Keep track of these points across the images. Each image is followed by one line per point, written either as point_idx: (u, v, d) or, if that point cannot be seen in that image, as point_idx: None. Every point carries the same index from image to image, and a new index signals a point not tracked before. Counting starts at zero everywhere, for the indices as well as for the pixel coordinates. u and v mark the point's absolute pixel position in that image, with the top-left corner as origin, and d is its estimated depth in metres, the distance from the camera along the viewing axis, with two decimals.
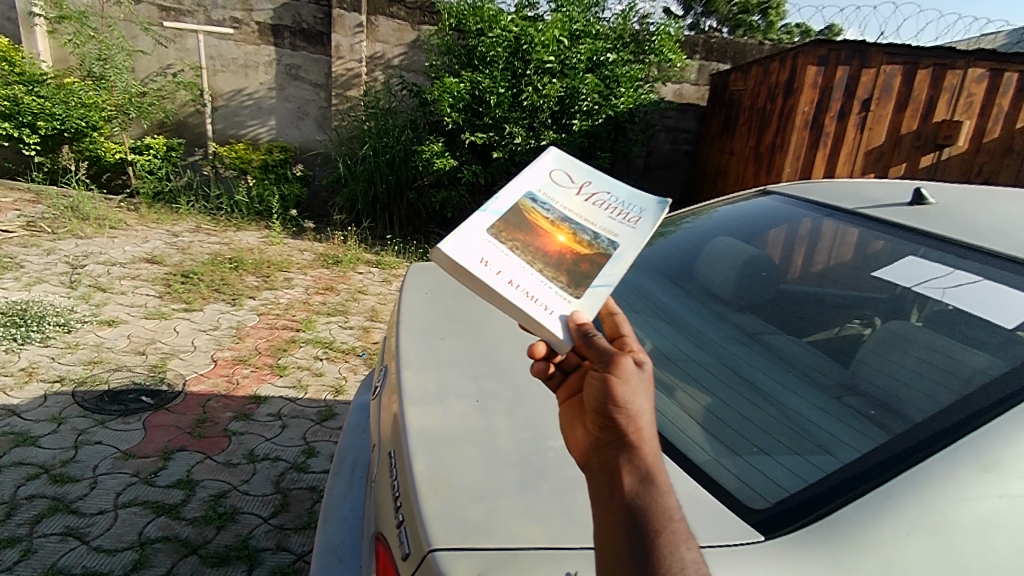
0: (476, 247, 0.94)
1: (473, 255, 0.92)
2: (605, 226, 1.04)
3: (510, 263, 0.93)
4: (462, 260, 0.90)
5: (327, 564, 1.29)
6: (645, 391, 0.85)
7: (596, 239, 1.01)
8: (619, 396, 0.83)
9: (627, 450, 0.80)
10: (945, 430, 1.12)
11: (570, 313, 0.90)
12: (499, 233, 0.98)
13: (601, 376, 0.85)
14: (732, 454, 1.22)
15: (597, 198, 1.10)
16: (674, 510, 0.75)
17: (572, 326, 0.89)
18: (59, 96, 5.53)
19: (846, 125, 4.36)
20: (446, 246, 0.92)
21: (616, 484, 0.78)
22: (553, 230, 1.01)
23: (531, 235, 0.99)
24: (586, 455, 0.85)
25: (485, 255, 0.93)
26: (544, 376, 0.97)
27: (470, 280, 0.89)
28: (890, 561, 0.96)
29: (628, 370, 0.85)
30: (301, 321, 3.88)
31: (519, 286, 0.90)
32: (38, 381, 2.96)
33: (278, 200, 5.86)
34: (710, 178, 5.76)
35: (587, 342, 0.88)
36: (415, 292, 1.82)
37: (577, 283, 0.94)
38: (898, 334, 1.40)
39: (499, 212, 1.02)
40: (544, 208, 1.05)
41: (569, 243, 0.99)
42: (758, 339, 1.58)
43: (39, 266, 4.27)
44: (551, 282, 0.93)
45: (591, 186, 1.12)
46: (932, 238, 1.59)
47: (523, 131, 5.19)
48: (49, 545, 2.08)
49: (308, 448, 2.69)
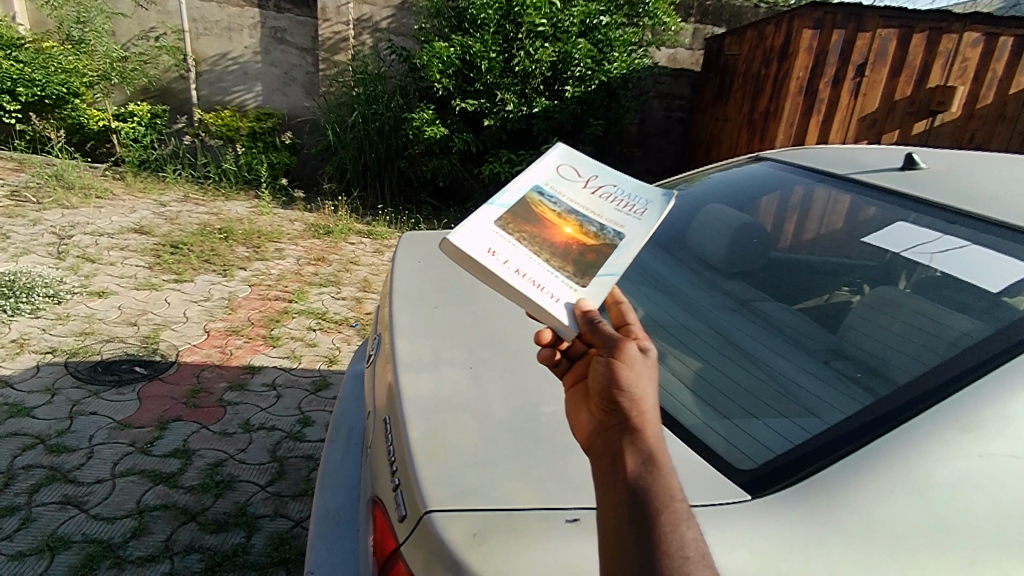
0: (484, 237, 0.95)
1: (480, 245, 0.93)
2: (612, 218, 1.04)
3: (518, 254, 0.95)
4: (471, 250, 0.92)
5: (324, 528, 1.33)
6: (650, 377, 0.86)
7: (602, 230, 1.01)
8: (623, 380, 0.84)
9: (630, 432, 0.80)
10: (928, 392, 1.14)
11: (575, 301, 0.92)
12: (507, 225, 0.99)
13: (605, 361, 0.86)
14: (721, 417, 1.25)
15: (604, 191, 1.09)
16: (676, 490, 0.76)
17: (578, 313, 0.90)
18: (39, 61, 5.41)
19: (841, 91, 4.34)
20: (455, 237, 0.94)
21: (619, 464, 0.79)
22: (560, 223, 1.02)
23: (537, 227, 1.00)
24: (590, 438, 0.85)
25: (493, 245, 0.94)
26: (550, 362, 0.98)
27: (479, 271, 0.91)
28: (871, 518, 0.99)
29: (632, 356, 0.86)
30: (293, 292, 3.87)
31: (525, 275, 0.92)
32: (30, 352, 2.95)
33: (266, 168, 5.76)
34: (704, 146, 5.70)
35: (594, 329, 0.89)
36: (408, 261, 1.82)
37: (583, 272, 0.95)
38: (886, 300, 1.42)
39: (506, 205, 1.03)
40: (551, 201, 1.05)
41: (575, 235, 1.00)
42: (748, 306, 1.60)
43: (26, 236, 4.21)
44: (558, 271, 0.94)
45: (599, 180, 1.11)
46: (922, 203, 1.60)
47: (515, 97, 5.12)
48: (48, 514, 2.10)
49: (304, 417, 2.71)
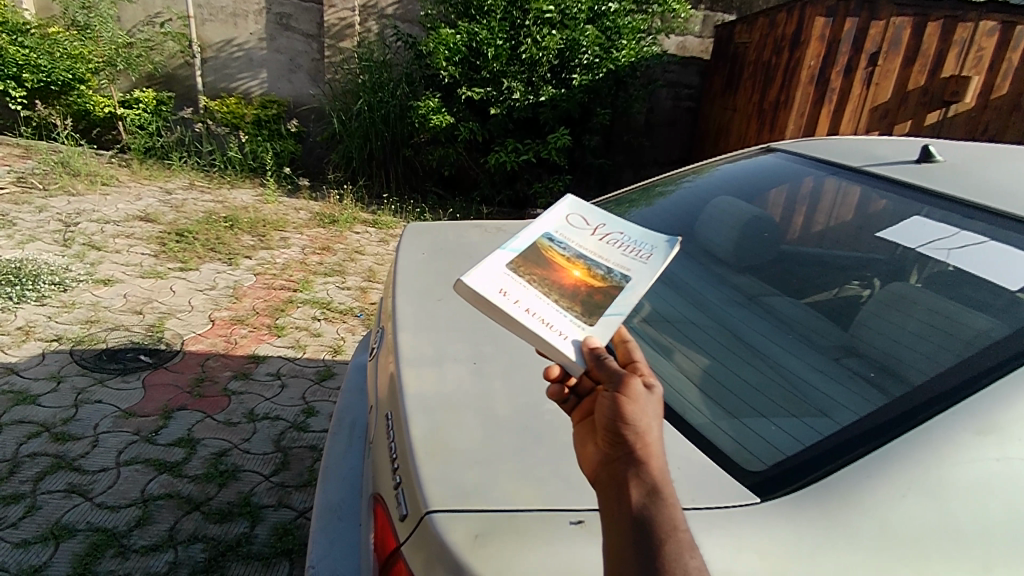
0: (495, 279, 0.93)
1: (492, 286, 0.91)
2: (618, 261, 1.01)
3: (528, 294, 0.92)
4: (482, 290, 0.90)
5: (326, 522, 1.32)
6: (655, 411, 0.83)
7: (609, 272, 0.98)
8: (629, 417, 0.81)
9: (635, 465, 0.78)
10: (942, 395, 1.11)
11: (582, 339, 0.88)
12: (518, 267, 0.97)
13: (610, 396, 0.83)
14: (728, 416, 1.21)
15: (612, 237, 1.07)
16: (679, 520, 0.75)
17: (586, 350, 0.86)
18: (44, 47, 5.40)
19: (852, 80, 4.26)
20: (469, 279, 0.92)
21: (624, 498, 0.77)
22: (569, 266, 0.99)
23: (546, 269, 0.98)
24: (595, 469, 0.82)
25: (505, 285, 0.92)
26: (559, 399, 0.92)
27: (491, 310, 0.88)
28: (884, 522, 0.97)
29: (638, 391, 0.83)
30: (298, 281, 3.85)
31: (534, 313, 0.89)
32: (36, 340, 2.96)
33: (271, 156, 5.74)
34: (712, 136, 5.62)
35: (599, 365, 0.85)
36: (412, 252, 1.79)
37: (590, 311, 0.91)
38: (899, 297, 1.39)
39: (517, 249, 1.01)
40: (561, 247, 1.03)
41: (583, 277, 0.97)
42: (757, 301, 1.56)
43: (32, 223, 4.21)
44: (566, 311, 0.91)
45: (607, 228, 1.09)
46: (938, 197, 1.56)
47: (521, 85, 5.06)
48: (52, 502, 2.11)
49: (308, 408, 2.71)
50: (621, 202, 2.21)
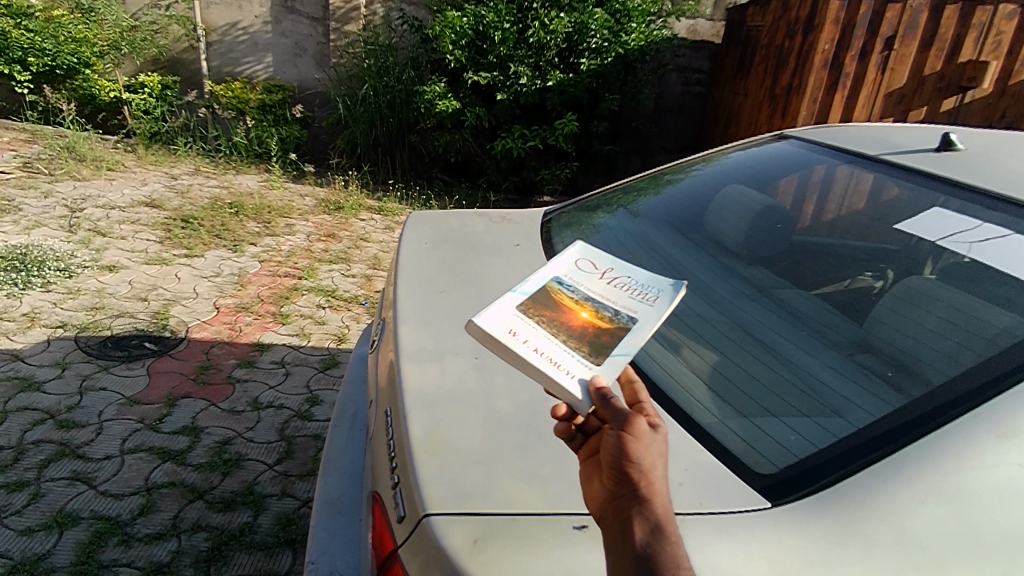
0: (505, 319, 0.90)
1: (502, 327, 0.88)
2: (625, 304, 0.96)
3: (537, 335, 0.89)
4: (493, 329, 0.88)
5: (327, 517, 1.30)
6: (659, 450, 0.81)
7: (616, 314, 0.94)
8: (634, 458, 0.79)
9: (640, 503, 0.77)
10: (963, 397, 1.06)
11: (589, 378, 0.83)
12: (527, 309, 0.94)
13: (615, 435, 0.81)
14: (738, 416, 1.16)
15: (620, 281, 1.03)
16: (683, 558, 0.74)
17: (593, 389, 0.82)
18: (49, 30, 5.38)
19: (867, 65, 4.17)
20: (480, 319, 0.90)
21: (628, 537, 0.75)
22: (577, 308, 0.95)
23: (555, 310, 0.94)
24: (599, 506, 0.80)
25: (514, 326, 0.89)
26: (566, 438, 0.88)
27: (501, 350, 0.86)
28: (901, 530, 0.93)
29: (643, 430, 0.81)
30: (302, 268, 3.83)
31: (542, 352, 0.85)
32: (41, 326, 2.95)
33: (277, 142, 5.70)
34: (722, 122, 5.51)
35: (607, 406, 0.81)
36: (415, 242, 1.75)
37: (597, 352, 0.87)
38: (916, 291, 1.34)
39: (527, 292, 0.98)
40: (569, 289, 1.00)
41: (591, 319, 0.93)
42: (768, 293, 1.51)
43: (38, 208, 4.20)
44: (574, 351, 0.87)
45: (615, 273, 1.05)
46: (959, 187, 1.50)
47: (528, 70, 4.99)
48: (56, 489, 2.10)
49: (312, 396, 2.69)
50: (629, 190, 2.16)
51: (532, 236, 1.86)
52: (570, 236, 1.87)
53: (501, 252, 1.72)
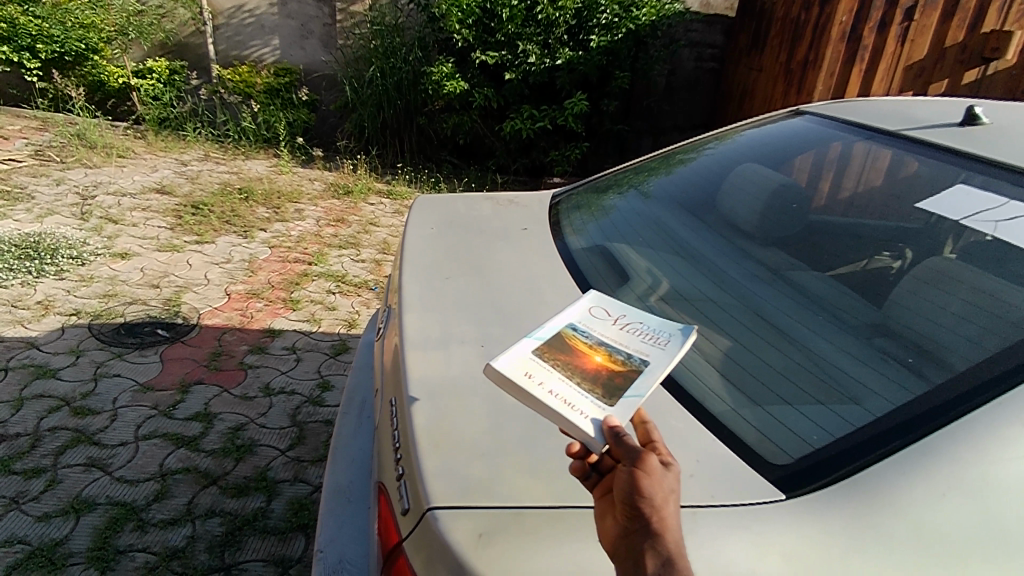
0: (521, 361, 0.89)
1: (518, 369, 0.87)
2: (637, 347, 0.94)
3: (553, 377, 0.87)
4: (509, 372, 0.86)
5: (335, 505, 1.29)
6: (671, 484, 0.78)
7: (629, 357, 0.92)
8: (647, 493, 0.76)
9: (651, 537, 0.75)
10: (986, 385, 1.02)
11: (602, 418, 0.81)
12: (542, 353, 0.92)
13: (627, 472, 0.77)
14: (751, 404, 1.13)
15: (632, 326, 1.00)
16: None
17: (606, 428, 0.79)
18: (56, 16, 5.39)
19: (886, 37, 4.03)
20: (497, 361, 0.88)
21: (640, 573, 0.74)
22: (590, 352, 0.93)
23: (569, 354, 0.92)
24: (610, 541, 0.78)
25: (530, 368, 0.88)
26: (580, 475, 0.83)
27: (517, 391, 0.84)
28: (921, 522, 0.90)
29: (655, 466, 0.78)
30: (312, 254, 3.82)
31: (556, 393, 0.83)
32: (55, 314, 2.98)
33: (284, 126, 5.66)
34: (736, 98, 5.39)
35: (619, 443, 0.78)
36: (421, 227, 1.73)
37: (610, 394, 0.84)
38: (937, 272, 1.29)
39: (542, 336, 0.96)
40: (583, 334, 0.98)
41: (605, 362, 0.90)
42: (783, 276, 1.46)
43: (50, 196, 4.23)
44: (587, 392, 0.84)
45: (628, 318, 1.03)
46: (983, 163, 1.44)
47: (537, 48, 4.90)
48: (73, 475, 2.13)
49: (323, 381, 2.70)
50: (640, 171, 2.11)
51: (541, 220, 1.83)
52: (579, 220, 1.83)
53: (508, 236, 1.69)
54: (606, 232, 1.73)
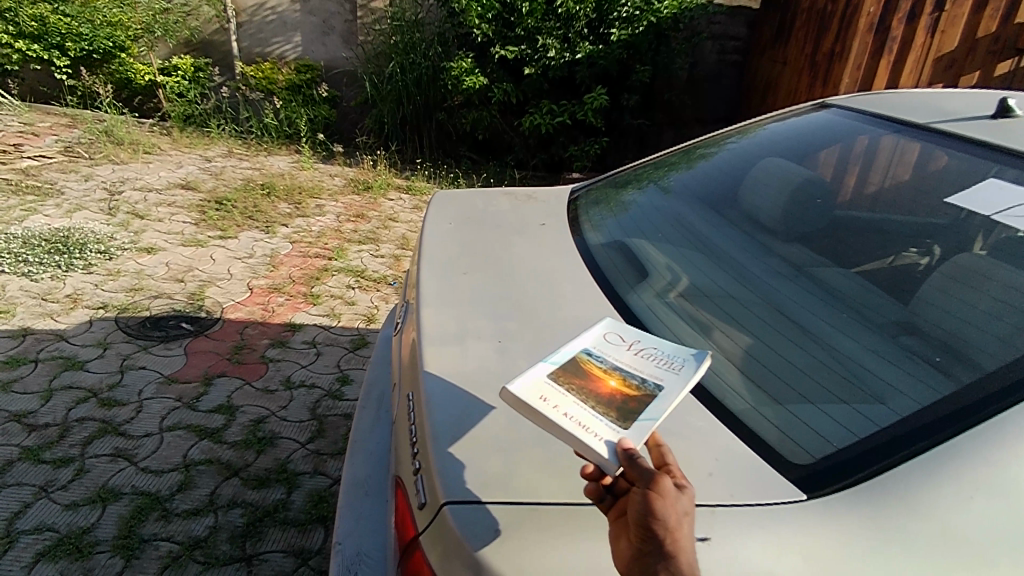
0: (536, 385, 0.88)
1: (533, 392, 0.86)
2: (652, 371, 0.93)
3: (568, 400, 0.86)
4: (524, 396, 0.85)
5: (353, 499, 1.30)
6: (685, 506, 0.78)
7: (643, 382, 0.90)
8: (661, 516, 0.75)
9: (666, 559, 0.75)
10: (1017, 385, 0.99)
11: (616, 440, 0.79)
12: (557, 377, 0.91)
13: (642, 494, 0.76)
14: (772, 402, 1.11)
15: (647, 351, 0.99)
16: None
17: (621, 451, 0.77)
18: (85, 15, 5.52)
19: (916, 28, 3.93)
20: (512, 385, 0.88)
21: None
22: (605, 376, 0.92)
23: (584, 378, 0.91)
24: (625, 564, 0.77)
25: (545, 392, 0.86)
26: (594, 497, 0.82)
27: (531, 415, 0.83)
28: (947, 526, 0.87)
29: (669, 488, 0.77)
30: (333, 249, 3.85)
31: (570, 416, 0.82)
32: (84, 307, 3.04)
33: (306, 122, 5.71)
34: (759, 92, 5.30)
35: (634, 466, 0.76)
36: (439, 223, 1.73)
37: (625, 416, 0.83)
38: (967, 268, 1.25)
39: (556, 361, 0.95)
40: (598, 359, 0.97)
41: (619, 387, 0.89)
42: (806, 272, 1.43)
43: (79, 191, 4.33)
44: (601, 415, 0.83)
45: (643, 343, 1.02)
46: (1017, 156, 1.39)
47: (557, 42, 4.88)
48: (100, 465, 2.17)
49: (343, 376, 2.72)
50: (660, 166, 2.08)
51: (560, 215, 1.82)
52: (597, 215, 1.82)
53: (527, 232, 1.68)
54: (626, 228, 1.71)
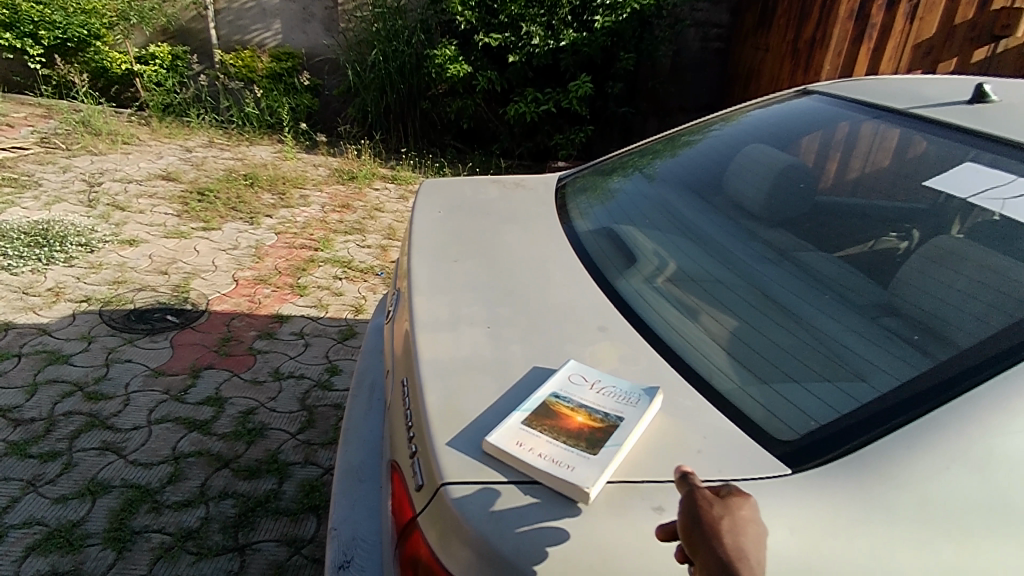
0: (512, 429, 0.98)
1: (510, 439, 0.95)
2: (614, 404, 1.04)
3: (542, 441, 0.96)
4: (504, 444, 0.95)
5: (348, 485, 1.31)
6: (742, 512, 0.80)
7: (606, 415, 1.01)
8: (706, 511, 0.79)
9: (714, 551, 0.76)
10: (991, 360, 1.03)
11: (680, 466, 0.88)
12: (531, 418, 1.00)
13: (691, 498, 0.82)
14: (758, 382, 1.14)
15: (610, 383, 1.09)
16: None
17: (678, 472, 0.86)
18: (58, 3, 5.41)
19: (895, 14, 3.99)
20: (492, 434, 0.97)
21: None
22: (572, 411, 1.02)
23: (554, 415, 1.01)
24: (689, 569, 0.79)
25: (521, 436, 0.96)
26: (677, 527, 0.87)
27: (512, 461, 0.93)
28: (925, 496, 0.91)
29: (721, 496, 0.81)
30: (318, 240, 3.83)
31: (546, 456, 0.93)
32: (66, 301, 3.00)
33: (287, 111, 5.64)
34: (742, 78, 5.33)
35: (684, 478, 0.84)
36: (428, 211, 1.73)
37: (593, 447, 0.96)
38: (944, 250, 1.29)
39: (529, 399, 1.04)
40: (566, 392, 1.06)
41: (586, 422, 1.00)
42: (789, 256, 1.46)
43: (57, 183, 4.25)
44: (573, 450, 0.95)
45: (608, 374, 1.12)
46: (993, 140, 1.43)
47: (541, 29, 4.86)
48: (88, 459, 2.16)
49: (331, 366, 2.72)
50: (646, 153, 2.10)
51: (548, 203, 1.83)
52: (585, 203, 1.83)
53: (516, 219, 1.70)
54: (614, 215, 1.73)
